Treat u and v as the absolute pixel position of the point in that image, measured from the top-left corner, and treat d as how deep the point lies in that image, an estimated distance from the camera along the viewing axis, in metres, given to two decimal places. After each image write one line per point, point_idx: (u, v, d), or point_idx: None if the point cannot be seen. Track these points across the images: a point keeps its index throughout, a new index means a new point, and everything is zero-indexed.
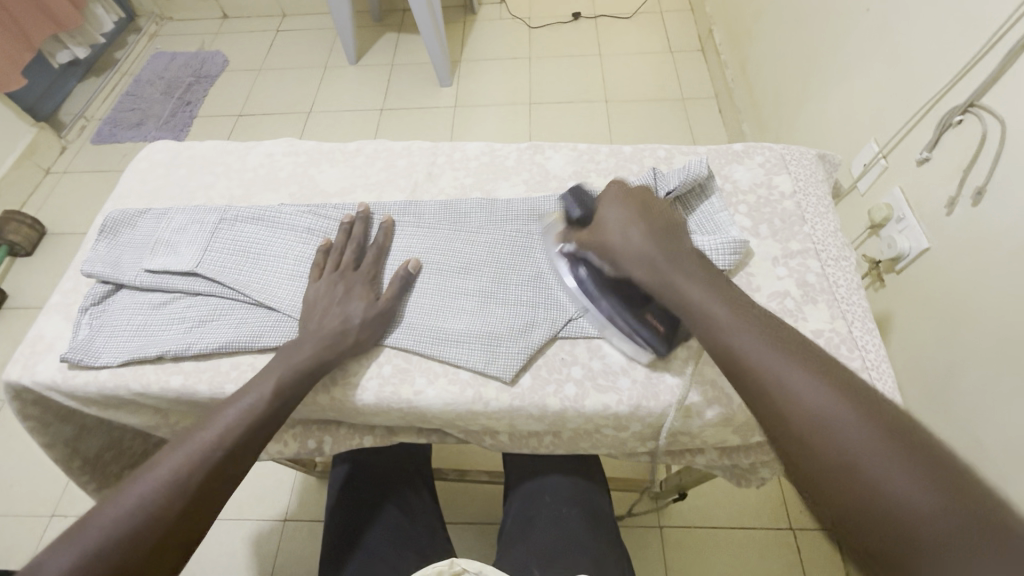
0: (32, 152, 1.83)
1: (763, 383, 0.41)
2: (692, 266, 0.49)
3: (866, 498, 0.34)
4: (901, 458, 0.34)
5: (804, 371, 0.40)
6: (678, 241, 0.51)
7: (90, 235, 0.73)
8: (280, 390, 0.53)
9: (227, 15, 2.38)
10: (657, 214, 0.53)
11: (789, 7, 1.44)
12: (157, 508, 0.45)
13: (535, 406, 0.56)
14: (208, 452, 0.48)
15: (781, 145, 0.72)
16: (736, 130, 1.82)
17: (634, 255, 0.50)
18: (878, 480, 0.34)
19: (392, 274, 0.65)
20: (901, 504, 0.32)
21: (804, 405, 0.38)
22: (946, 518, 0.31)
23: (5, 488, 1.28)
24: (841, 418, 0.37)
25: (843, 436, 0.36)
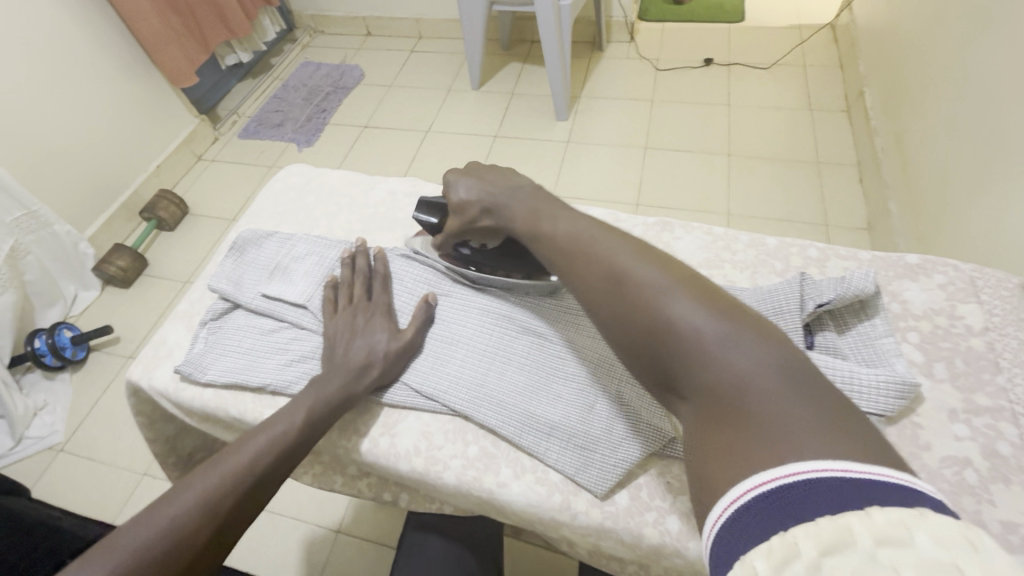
0: (191, 140, 2.06)
1: (569, 259, 0.48)
2: (520, 194, 0.56)
3: (630, 300, 0.42)
4: (656, 267, 0.43)
5: (608, 244, 0.47)
6: (508, 180, 0.58)
7: (222, 248, 0.77)
8: (311, 421, 0.52)
9: (371, 32, 2.55)
10: (492, 173, 0.60)
11: (973, 75, 1.25)
12: (187, 534, 0.43)
13: (629, 533, 0.49)
14: (237, 477, 0.46)
15: (972, 266, 0.60)
16: (879, 206, 1.62)
17: (485, 206, 0.57)
18: (644, 285, 0.42)
19: (496, 345, 0.60)
20: (659, 304, 0.40)
21: (598, 257, 0.46)
22: (704, 327, 0.38)
23: (113, 439, 1.41)
24: (616, 259, 0.45)
25: (632, 282, 0.43)
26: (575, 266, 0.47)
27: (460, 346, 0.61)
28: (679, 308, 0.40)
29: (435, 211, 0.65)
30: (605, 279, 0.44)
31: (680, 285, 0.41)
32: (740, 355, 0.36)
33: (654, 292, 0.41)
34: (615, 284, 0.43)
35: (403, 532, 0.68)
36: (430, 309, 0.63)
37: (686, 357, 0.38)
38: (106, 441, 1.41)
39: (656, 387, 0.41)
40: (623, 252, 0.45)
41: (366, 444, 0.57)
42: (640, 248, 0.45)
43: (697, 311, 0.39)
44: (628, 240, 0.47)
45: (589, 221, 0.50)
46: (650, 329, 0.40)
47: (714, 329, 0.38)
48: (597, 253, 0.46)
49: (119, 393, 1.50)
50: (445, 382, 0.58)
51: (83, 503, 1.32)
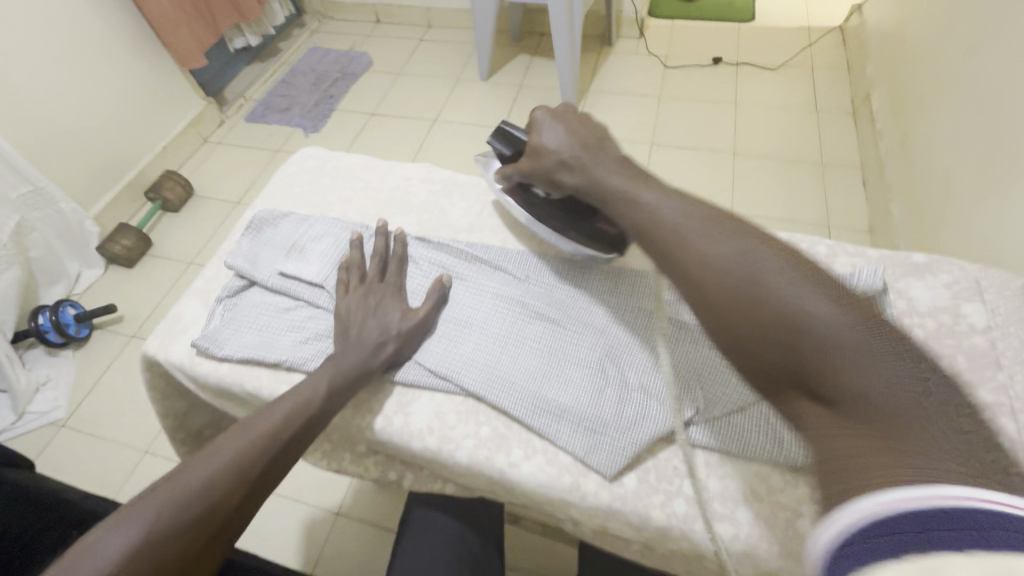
0: (198, 122, 2.05)
1: (672, 244, 0.46)
2: (613, 164, 0.55)
3: (755, 292, 0.40)
4: (773, 258, 0.41)
5: (717, 233, 0.44)
6: (603, 146, 0.58)
7: (238, 228, 0.78)
8: (332, 391, 0.53)
9: (380, 20, 2.55)
10: (583, 123, 0.60)
11: (981, 84, 1.26)
12: (221, 493, 0.44)
13: (636, 514, 0.50)
14: (265, 442, 0.48)
15: (977, 266, 0.61)
16: (881, 209, 1.63)
17: (565, 161, 0.58)
18: (769, 277, 0.40)
19: (518, 337, 0.61)
20: (788, 299, 0.39)
21: (689, 240, 0.45)
22: (839, 326, 0.37)
23: (115, 416, 1.42)
24: (735, 247, 0.43)
25: (755, 272, 0.41)
26: (685, 251, 0.45)
27: (473, 329, 0.62)
28: (807, 303, 0.38)
29: (511, 143, 0.66)
30: (701, 258, 0.43)
31: (802, 278, 0.40)
32: (844, 335, 0.36)
33: (776, 285, 0.39)
34: (742, 272, 0.41)
35: (407, 508, 0.69)
36: (444, 289, 0.64)
37: (820, 356, 0.36)
38: (108, 418, 1.42)
39: (777, 383, 0.39)
40: (716, 233, 0.44)
41: (379, 422, 0.58)
42: (728, 226, 0.45)
43: (826, 309, 0.37)
44: (716, 218, 0.46)
45: (677, 200, 0.49)
46: (776, 323, 0.38)
47: (846, 326, 0.37)
48: (687, 235, 0.45)
49: (122, 371, 1.50)
50: (459, 363, 0.59)
51: (84, 478, 1.33)
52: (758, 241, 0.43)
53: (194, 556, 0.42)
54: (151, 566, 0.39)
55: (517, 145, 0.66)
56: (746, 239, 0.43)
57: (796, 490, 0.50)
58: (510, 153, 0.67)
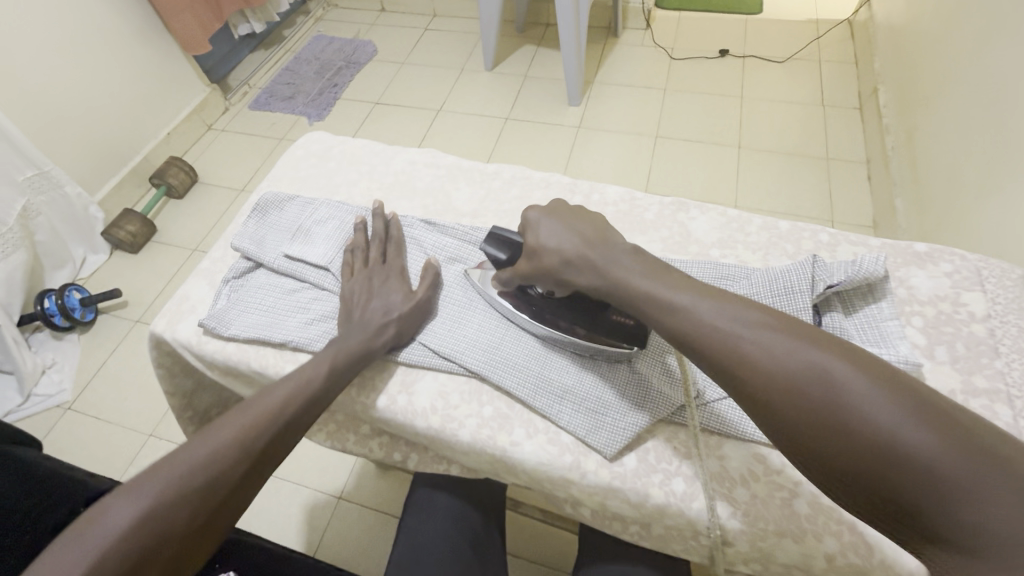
0: (202, 109, 2.05)
1: (713, 345, 0.41)
2: (623, 254, 0.50)
3: (821, 405, 0.36)
4: (838, 360, 0.37)
5: (763, 330, 0.40)
6: (609, 238, 0.52)
7: (244, 211, 0.78)
8: (334, 372, 0.54)
9: (385, 8, 2.53)
10: (582, 219, 0.55)
11: (987, 79, 1.25)
12: (222, 470, 0.45)
13: (635, 493, 0.51)
14: (269, 420, 0.48)
15: (978, 256, 0.62)
16: (884, 205, 1.63)
17: (571, 261, 0.52)
18: (831, 389, 0.36)
19: (523, 334, 0.60)
20: (862, 414, 0.35)
21: (751, 352, 0.40)
22: (928, 444, 0.32)
23: (120, 399, 1.44)
24: (789, 355, 0.39)
25: (816, 382, 0.37)
26: (735, 360, 0.40)
27: (477, 311, 0.63)
28: (884, 418, 0.34)
29: (505, 246, 0.58)
30: (769, 373, 0.38)
31: (874, 386, 0.36)
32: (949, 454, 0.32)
33: (846, 398, 0.36)
34: (803, 388, 0.37)
35: (412, 486, 0.70)
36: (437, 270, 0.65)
37: (912, 483, 0.32)
38: (113, 401, 1.44)
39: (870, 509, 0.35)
40: (780, 340, 0.39)
41: (383, 401, 0.59)
42: (783, 328, 0.40)
43: (911, 425, 0.33)
44: (769, 318, 0.41)
45: (720, 299, 0.43)
46: (852, 444, 0.35)
47: (935, 445, 0.32)
48: (742, 339, 0.40)
49: (127, 356, 1.52)
50: (462, 343, 0.60)
51: (90, 459, 1.34)
52: (813, 340, 0.39)
53: (196, 532, 0.42)
54: (157, 536, 0.41)
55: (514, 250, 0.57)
56: (810, 345, 0.39)
57: (794, 471, 0.51)
58: (506, 258, 0.58)
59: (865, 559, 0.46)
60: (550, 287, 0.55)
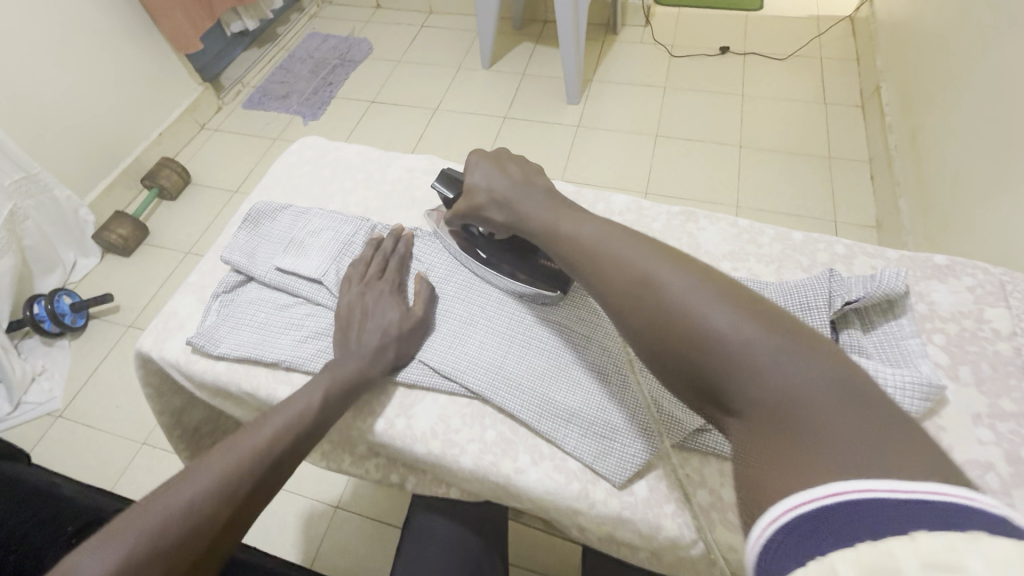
0: (194, 108, 2.01)
1: (587, 268, 0.45)
2: (535, 194, 0.54)
3: (664, 308, 0.39)
4: (683, 272, 0.40)
5: (633, 247, 0.44)
6: (529, 178, 0.56)
7: (234, 221, 0.75)
8: (328, 403, 0.51)
9: (381, 5, 2.49)
10: (515, 160, 0.58)
11: (996, 78, 1.22)
12: (204, 515, 0.41)
13: (647, 525, 0.49)
14: (257, 457, 0.45)
15: (1000, 269, 0.59)
16: (889, 204, 1.61)
17: (496, 200, 0.55)
18: (674, 295, 0.39)
19: (485, 317, 0.61)
20: (697, 312, 0.37)
21: (618, 265, 0.43)
22: (747, 332, 0.36)
23: (111, 407, 1.41)
24: (646, 269, 0.41)
25: (663, 289, 0.40)
26: (602, 276, 0.44)
27: (479, 326, 0.60)
28: (718, 317, 0.37)
29: (452, 184, 0.61)
30: (623, 283, 0.42)
31: (709, 288, 0.39)
32: (763, 340, 0.35)
33: (678, 297, 0.39)
34: (649, 294, 0.40)
35: (408, 514, 0.65)
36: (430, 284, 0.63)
37: (729, 369, 0.35)
38: (104, 410, 1.40)
39: (698, 399, 0.38)
40: (643, 256, 0.43)
41: (381, 424, 0.56)
42: (648, 245, 0.44)
43: (739, 320, 0.36)
44: (640, 238, 0.45)
45: (606, 228, 0.47)
46: (686, 340, 0.37)
47: (756, 335, 0.35)
48: (627, 260, 0.43)
49: (118, 362, 1.48)
50: (463, 362, 0.57)
51: (81, 469, 1.31)
52: (671, 255, 0.42)
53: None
54: None
55: (459, 188, 0.61)
56: (668, 258, 0.42)
57: None
58: (453, 196, 0.61)
59: None
60: (488, 230, 0.60)
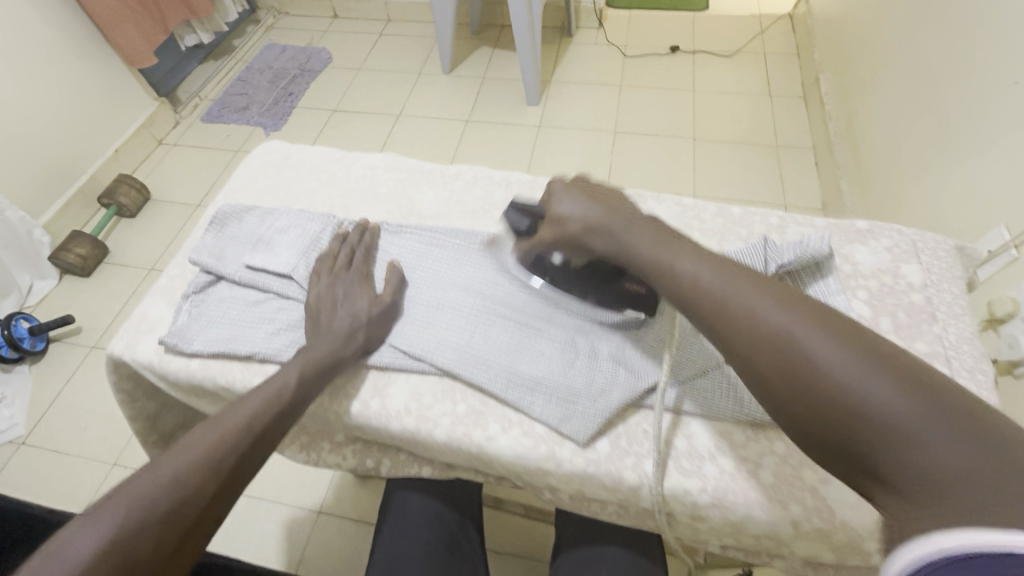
0: (151, 123, 1.98)
1: (709, 315, 0.44)
2: (638, 225, 0.52)
3: (804, 368, 0.39)
4: (819, 328, 0.39)
5: (762, 297, 0.43)
6: (625, 208, 0.55)
7: (200, 224, 0.76)
8: (302, 382, 0.54)
9: (338, 15, 2.50)
10: (604, 194, 0.56)
11: (918, 64, 1.32)
12: (191, 489, 0.44)
13: (611, 477, 0.53)
14: (239, 435, 0.48)
15: (914, 230, 0.66)
16: (832, 187, 1.71)
17: (592, 227, 0.53)
18: (811, 353, 0.39)
19: (498, 332, 0.61)
20: (842, 378, 0.37)
21: (735, 306, 0.43)
22: (903, 406, 0.35)
23: (78, 429, 1.37)
24: (780, 323, 0.41)
25: (799, 347, 0.39)
26: (728, 325, 0.43)
27: (446, 309, 0.63)
28: (874, 388, 0.36)
29: (526, 212, 0.60)
30: (756, 335, 0.41)
31: (852, 350, 0.38)
32: (908, 405, 0.34)
33: (822, 360, 0.38)
34: (786, 350, 0.40)
35: (386, 492, 0.70)
36: (400, 272, 0.66)
37: (887, 440, 0.34)
38: (71, 433, 1.37)
39: (846, 465, 0.37)
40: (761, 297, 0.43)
41: (356, 406, 0.59)
42: (763, 286, 0.43)
43: (890, 390, 0.35)
44: (761, 284, 0.44)
45: (717, 264, 0.46)
46: (829, 405, 0.37)
47: (911, 408, 0.34)
48: (756, 311, 0.42)
49: (83, 384, 1.45)
50: (433, 343, 0.60)
51: (50, 495, 1.28)
52: (801, 306, 0.41)
53: (165, 555, 0.41)
54: (128, 558, 0.40)
55: (535, 216, 0.60)
56: (783, 300, 0.42)
57: (757, 444, 0.53)
58: (528, 226, 0.60)
59: (827, 520, 0.49)
60: (568, 255, 0.58)
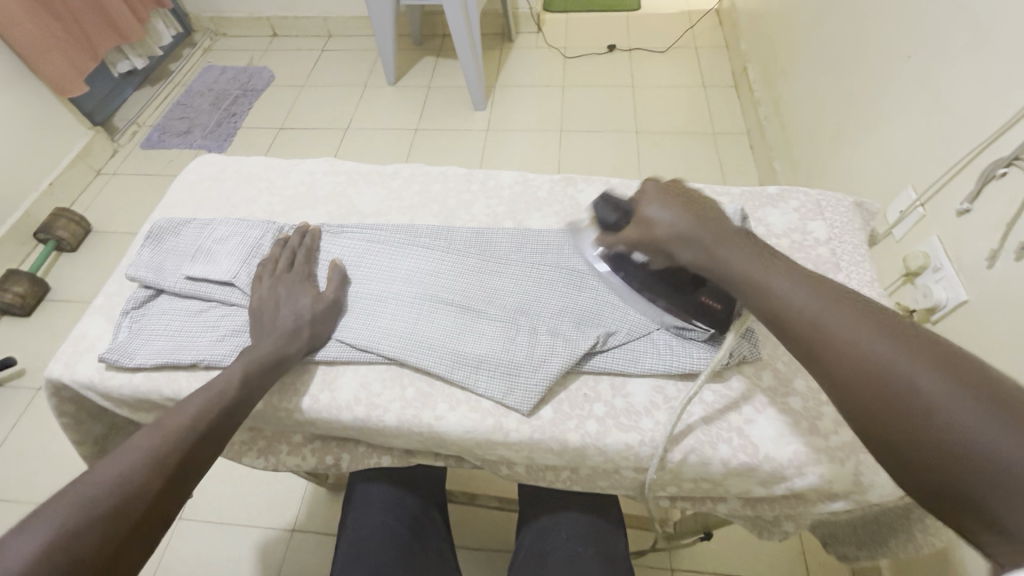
0: (86, 154, 1.92)
1: (803, 332, 0.41)
2: (738, 238, 0.48)
3: (904, 398, 0.36)
4: (927, 362, 0.36)
5: (865, 324, 0.39)
6: (715, 214, 0.50)
7: (137, 241, 0.76)
8: (247, 379, 0.54)
9: (277, 33, 2.49)
10: (699, 201, 0.51)
11: (828, 47, 1.43)
12: (135, 487, 0.44)
13: (555, 440, 0.56)
14: (182, 433, 0.48)
15: (818, 191, 0.72)
16: (767, 167, 1.81)
17: (682, 236, 0.48)
18: (911, 383, 0.36)
19: (441, 320, 0.63)
20: (941, 411, 0.34)
21: (839, 333, 0.39)
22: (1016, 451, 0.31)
23: (29, 475, 1.31)
24: (881, 352, 0.37)
25: (902, 376, 0.36)
26: (822, 345, 0.40)
27: (388, 302, 0.65)
28: (983, 430, 0.33)
29: (615, 209, 0.55)
30: (853, 360, 0.38)
31: (961, 386, 0.34)
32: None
33: (927, 393, 0.35)
34: (888, 379, 0.36)
35: (348, 486, 0.72)
36: (342, 270, 0.67)
37: (992, 485, 0.31)
38: (20, 479, 1.30)
39: (935, 499, 0.34)
40: (864, 325, 0.39)
41: (307, 401, 0.60)
42: (870, 314, 0.40)
43: (1006, 434, 0.32)
44: (861, 307, 0.40)
45: (816, 286, 0.42)
46: (925, 437, 0.34)
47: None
48: (853, 334, 0.39)
49: (31, 427, 1.38)
50: (376, 334, 0.62)
51: None
52: (905, 336, 0.38)
53: (113, 554, 0.42)
54: (69, 558, 0.40)
55: (618, 220, 0.55)
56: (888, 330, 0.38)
57: (687, 394, 0.57)
58: (615, 222, 0.55)
59: (753, 455, 0.53)
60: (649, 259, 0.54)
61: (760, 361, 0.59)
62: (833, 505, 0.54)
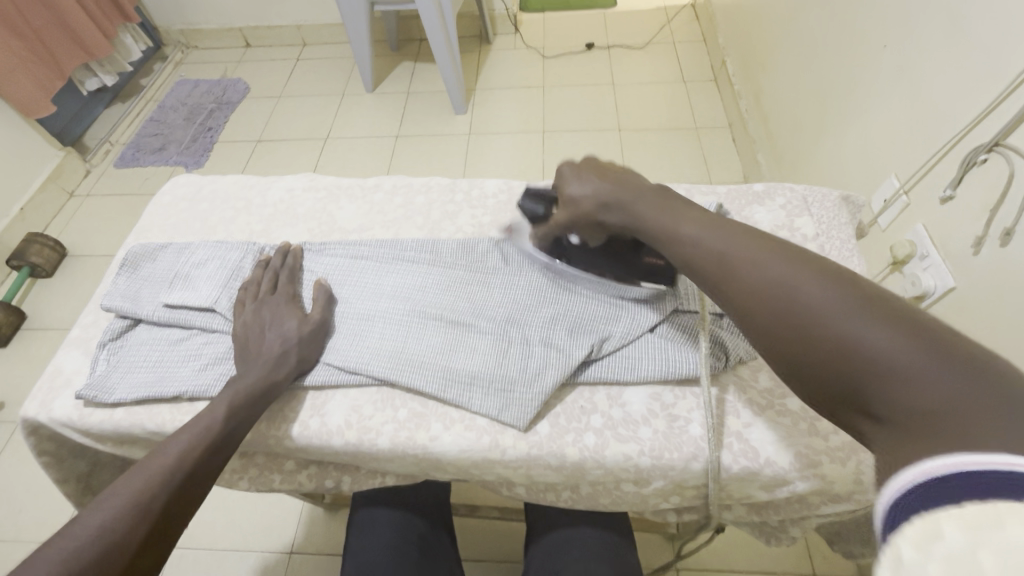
0: (58, 175, 1.87)
1: (710, 269, 0.43)
2: (647, 191, 0.52)
3: (797, 313, 0.37)
4: (812, 276, 0.37)
5: (762, 254, 0.41)
6: (630, 177, 0.54)
7: (112, 269, 0.73)
8: (232, 414, 0.52)
9: (250, 44, 2.44)
10: (610, 170, 0.56)
11: (805, 38, 1.43)
12: (118, 537, 0.42)
13: (554, 455, 0.54)
14: (165, 475, 0.46)
15: (803, 187, 0.72)
16: (750, 159, 1.82)
17: (604, 204, 0.53)
18: (803, 299, 0.37)
19: (431, 337, 0.61)
20: (825, 320, 0.35)
21: (737, 263, 0.41)
22: (893, 342, 0.32)
23: (13, 511, 1.26)
24: (776, 276, 0.39)
25: (795, 293, 0.37)
26: (727, 280, 0.42)
27: (377, 321, 0.63)
28: (862, 330, 0.33)
29: (541, 200, 0.62)
30: (754, 287, 0.39)
31: (844, 293, 0.36)
32: (901, 343, 0.32)
33: (813, 303, 0.36)
34: (785, 298, 0.38)
35: (351, 509, 0.71)
36: (328, 290, 0.65)
37: (873, 379, 0.32)
38: (4, 517, 1.26)
39: (833, 403, 0.35)
40: (757, 251, 0.41)
41: (296, 429, 0.58)
42: (765, 243, 0.42)
43: (886, 332, 0.32)
44: (754, 239, 0.42)
45: (716, 225, 0.45)
46: (816, 347, 0.35)
47: (900, 345, 0.32)
48: (747, 263, 0.41)
49: (13, 462, 1.34)
50: (366, 355, 0.60)
51: None
52: (792, 257, 0.39)
53: None
54: None
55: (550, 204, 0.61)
56: (781, 256, 0.40)
57: (684, 401, 0.57)
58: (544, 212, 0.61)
59: (755, 461, 0.52)
60: (584, 237, 0.58)
61: (755, 363, 0.59)
62: (836, 507, 0.54)
